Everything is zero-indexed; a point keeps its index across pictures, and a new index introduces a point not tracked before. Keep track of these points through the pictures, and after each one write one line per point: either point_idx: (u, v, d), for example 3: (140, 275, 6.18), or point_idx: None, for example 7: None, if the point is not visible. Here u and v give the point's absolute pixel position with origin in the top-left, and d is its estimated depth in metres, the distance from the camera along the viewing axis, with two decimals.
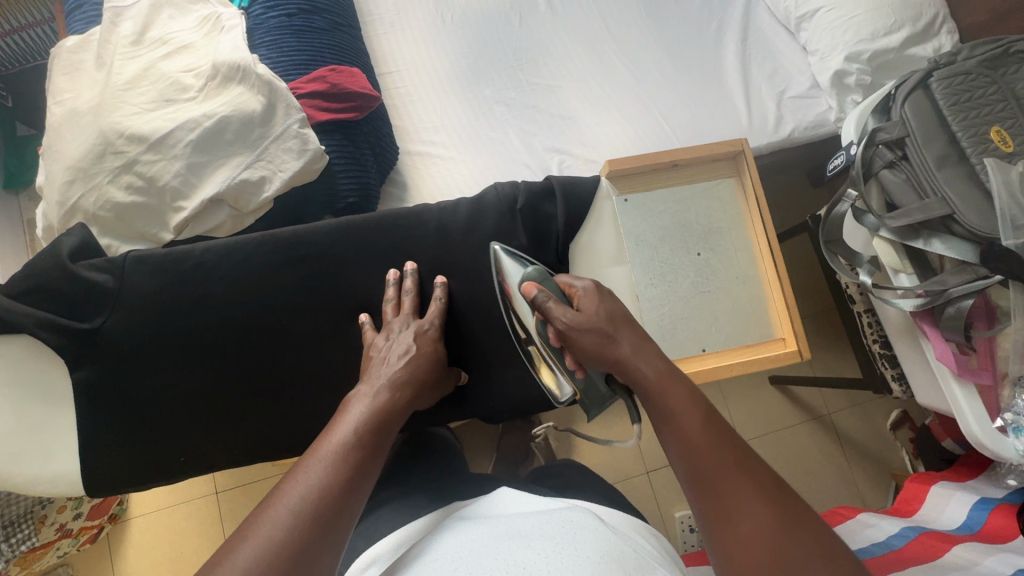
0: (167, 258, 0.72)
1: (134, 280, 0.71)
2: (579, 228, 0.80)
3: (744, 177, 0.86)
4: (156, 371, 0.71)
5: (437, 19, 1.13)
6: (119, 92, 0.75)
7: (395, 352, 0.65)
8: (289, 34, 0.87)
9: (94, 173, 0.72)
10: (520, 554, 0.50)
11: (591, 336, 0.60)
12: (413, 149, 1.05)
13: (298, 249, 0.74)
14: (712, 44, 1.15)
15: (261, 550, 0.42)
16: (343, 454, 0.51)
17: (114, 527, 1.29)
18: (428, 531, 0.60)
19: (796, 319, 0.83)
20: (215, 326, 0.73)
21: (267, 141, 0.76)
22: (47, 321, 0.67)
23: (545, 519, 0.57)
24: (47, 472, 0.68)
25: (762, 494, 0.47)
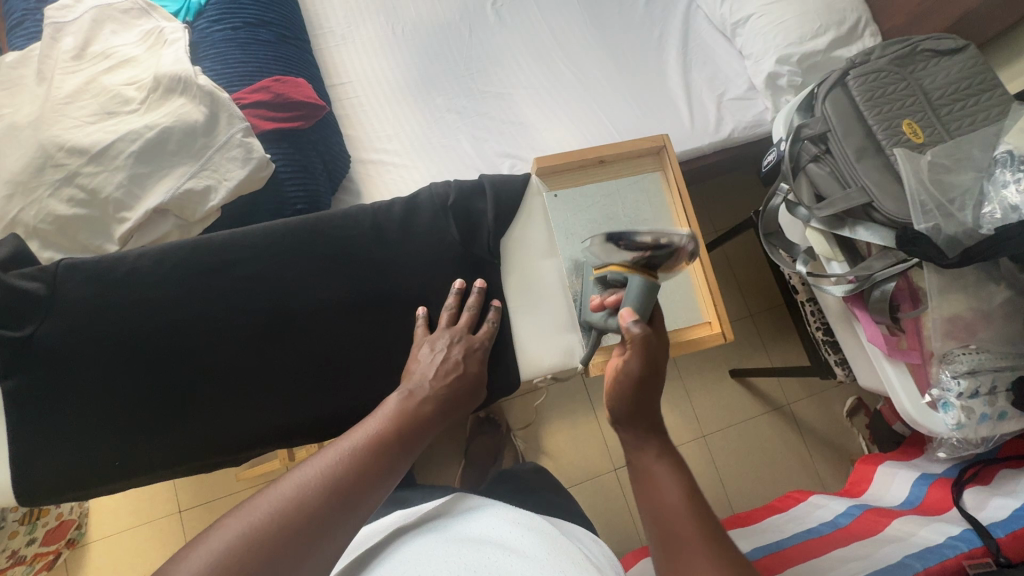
0: (107, 265, 0.72)
1: (70, 287, 0.71)
2: (510, 222, 0.84)
3: (666, 171, 0.89)
4: (99, 377, 0.71)
5: (388, 32, 1.16)
6: (59, 106, 0.76)
7: (441, 363, 0.69)
8: (234, 47, 0.89)
9: (34, 186, 0.73)
10: (473, 555, 0.55)
11: (627, 396, 0.59)
12: (366, 159, 1.07)
13: (243, 254, 0.76)
14: (657, 50, 1.20)
15: (287, 503, 0.45)
16: (379, 442, 0.54)
17: (73, 552, 1.26)
18: (382, 543, 0.61)
19: (719, 303, 0.86)
20: (161, 331, 0.73)
21: (211, 150, 0.77)
22: None
23: (496, 527, 0.61)
24: None
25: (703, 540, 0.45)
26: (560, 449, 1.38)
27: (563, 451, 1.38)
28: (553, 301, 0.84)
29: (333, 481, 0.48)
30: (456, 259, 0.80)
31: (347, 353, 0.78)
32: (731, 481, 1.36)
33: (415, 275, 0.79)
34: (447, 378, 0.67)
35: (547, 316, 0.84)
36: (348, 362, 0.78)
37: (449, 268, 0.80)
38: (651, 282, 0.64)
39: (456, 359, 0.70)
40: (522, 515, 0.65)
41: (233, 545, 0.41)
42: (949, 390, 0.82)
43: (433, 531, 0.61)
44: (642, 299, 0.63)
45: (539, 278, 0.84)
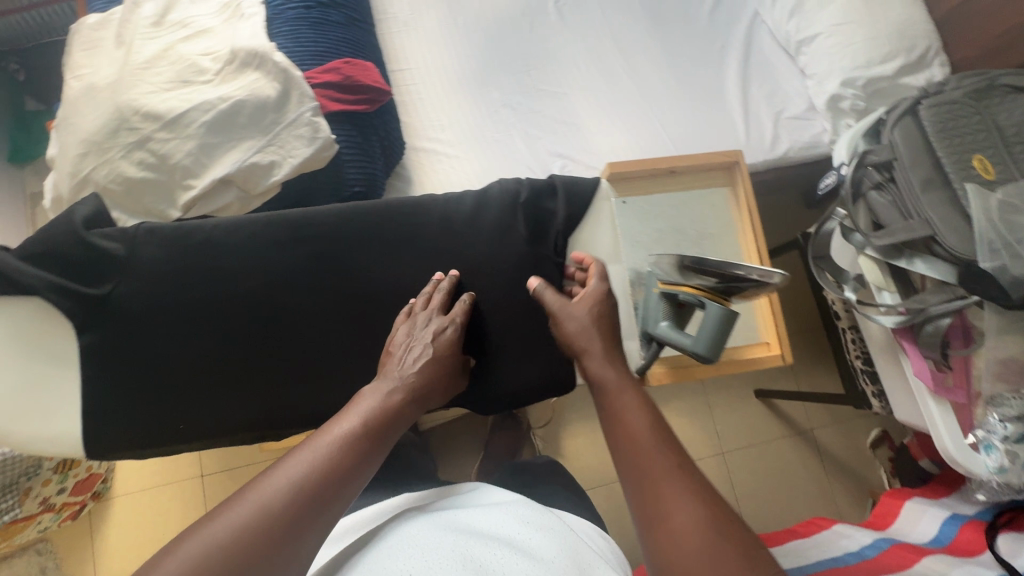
0: (179, 232, 0.74)
1: (145, 249, 0.73)
2: (579, 223, 0.83)
3: (738, 188, 0.90)
4: (163, 340, 0.73)
5: (450, 22, 1.17)
6: (137, 71, 0.78)
7: (412, 355, 0.66)
8: (306, 26, 0.89)
9: (108, 147, 0.75)
10: (480, 550, 0.61)
11: (577, 331, 0.68)
12: (419, 146, 1.08)
13: (301, 231, 0.76)
14: (716, 62, 1.19)
15: (254, 511, 0.45)
16: (347, 441, 0.54)
17: (97, 505, 1.30)
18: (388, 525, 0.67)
19: (781, 323, 0.86)
20: (222, 301, 0.75)
21: (280, 127, 0.79)
22: (56, 284, 0.70)
23: (503, 523, 0.67)
24: (50, 431, 0.69)
25: (688, 487, 0.48)
26: (579, 452, 1.39)
27: (581, 454, 1.39)
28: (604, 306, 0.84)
29: (303, 484, 0.48)
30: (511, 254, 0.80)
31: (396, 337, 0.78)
32: (747, 501, 1.36)
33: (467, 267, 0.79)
34: (422, 368, 0.65)
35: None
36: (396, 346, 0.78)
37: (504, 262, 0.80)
38: (731, 314, 0.64)
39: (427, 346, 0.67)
40: (527, 509, 0.71)
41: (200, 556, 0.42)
42: (994, 432, 0.81)
43: (423, 524, 0.66)
44: (720, 327, 0.65)
45: None
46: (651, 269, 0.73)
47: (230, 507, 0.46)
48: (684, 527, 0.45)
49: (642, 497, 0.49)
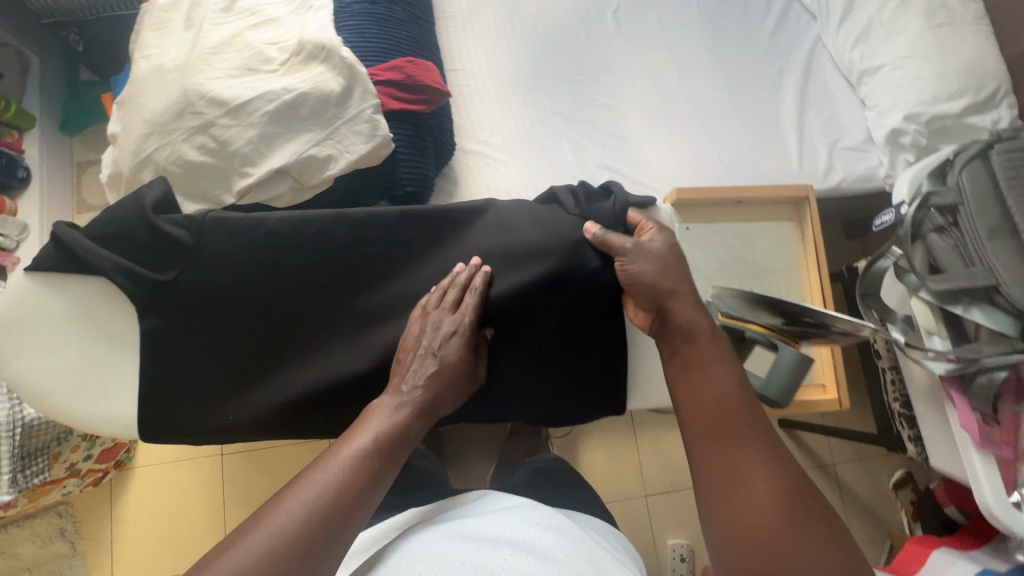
0: (251, 222, 0.67)
1: (215, 238, 0.66)
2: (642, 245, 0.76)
3: (804, 223, 0.89)
4: (225, 334, 0.67)
5: (507, 25, 1.16)
6: (205, 56, 0.78)
7: (420, 366, 0.62)
8: (371, 21, 0.88)
9: (172, 130, 0.76)
10: (489, 555, 0.60)
11: (660, 272, 0.66)
12: (467, 148, 1.07)
13: (377, 234, 0.70)
14: (773, 85, 1.17)
15: (272, 539, 0.47)
16: (359, 460, 0.53)
17: (119, 474, 1.33)
18: (401, 535, 0.67)
19: (838, 368, 0.87)
20: (288, 299, 0.68)
21: (339, 121, 0.79)
22: (123, 267, 0.63)
23: (515, 525, 0.66)
24: (113, 415, 0.65)
25: (764, 453, 0.53)
26: (596, 466, 1.38)
27: (597, 468, 1.38)
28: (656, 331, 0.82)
29: (317, 510, 0.49)
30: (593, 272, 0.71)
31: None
32: None
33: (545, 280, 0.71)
34: (428, 385, 0.61)
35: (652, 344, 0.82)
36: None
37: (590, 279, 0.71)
38: (806, 357, 0.65)
39: (435, 358, 0.63)
40: (540, 511, 0.70)
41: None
42: None
43: (429, 531, 0.66)
44: (791, 370, 0.66)
45: None
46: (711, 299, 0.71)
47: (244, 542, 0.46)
48: (762, 493, 0.50)
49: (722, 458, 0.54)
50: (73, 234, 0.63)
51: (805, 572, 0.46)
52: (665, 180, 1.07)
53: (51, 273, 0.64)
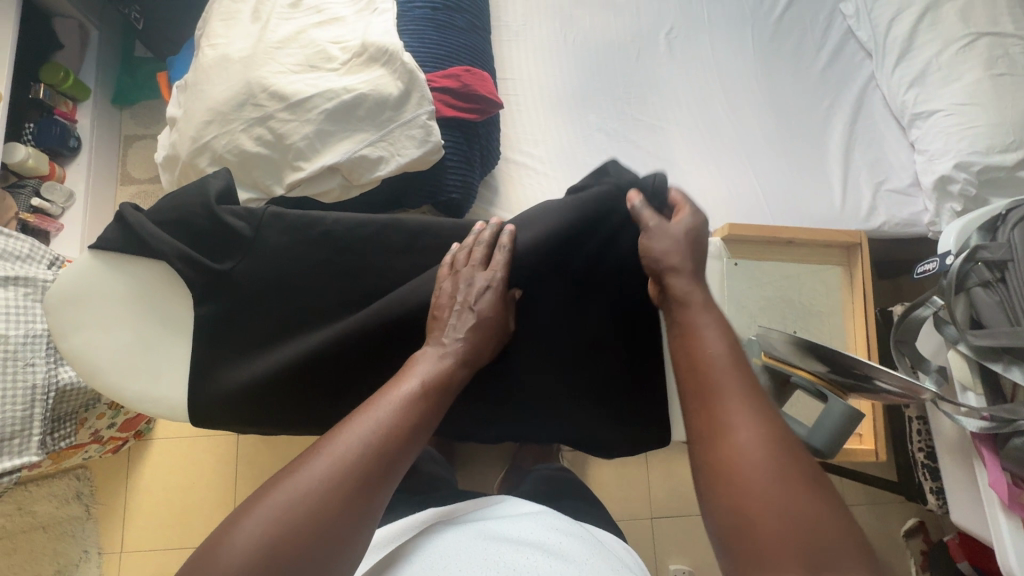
0: (305, 220, 0.68)
1: (270, 235, 0.66)
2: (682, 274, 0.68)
3: (854, 270, 0.90)
4: (281, 329, 0.67)
5: (560, 39, 1.17)
6: (270, 49, 0.80)
7: (456, 317, 0.60)
8: (432, 28, 0.90)
9: (232, 119, 0.78)
10: (511, 554, 0.61)
11: (673, 250, 0.61)
12: (509, 158, 1.08)
13: (439, 244, 0.69)
14: (821, 120, 1.16)
15: (332, 473, 0.46)
16: (410, 403, 0.52)
17: (137, 443, 1.36)
18: (422, 534, 0.67)
19: (877, 420, 0.89)
20: (346, 300, 0.68)
21: (394, 125, 0.80)
22: (185, 254, 0.64)
23: (536, 530, 0.66)
24: (161, 395, 0.65)
25: (758, 410, 0.48)
26: (603, 483, 1.37)
27: (605, 485, 1.38)
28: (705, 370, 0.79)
29: (371, 449, 0.48)
30: (647, 304, 0.72)
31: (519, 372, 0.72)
32: None
33: (599, 304, 0.72)
34: (472, 336, 0.59)
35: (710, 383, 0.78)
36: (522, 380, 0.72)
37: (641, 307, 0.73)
38: (856, 412, 0.62)
39: (475, 312, 0.60)
40: (560, 520, 0.70)
41: (280, 516, 0.43)
42: None
43: (451, 530, 0.67)
44: (842, 423, 0.63)
45: None
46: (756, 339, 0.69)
47: (258, 511, 0.44)
48: (753, 449, 0.46)
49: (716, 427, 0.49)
50: (140, 217, 0.65)
51: (804, 525, 0.42)
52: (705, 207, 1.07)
53: (115, 255, 0.65)
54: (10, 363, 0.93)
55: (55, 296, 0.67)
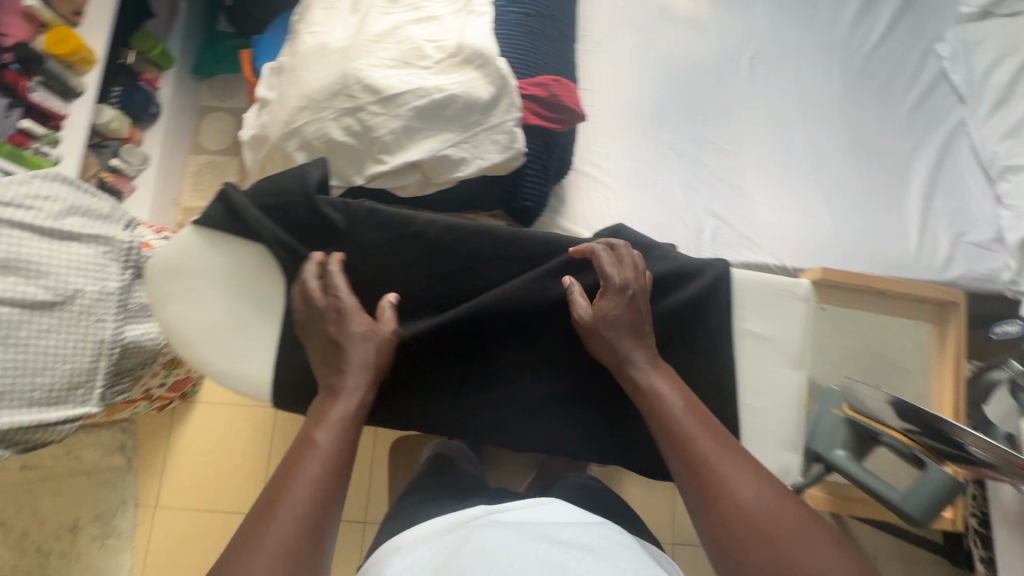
0: (395, 218, 0.71)
1: (362, 229, 0.70)
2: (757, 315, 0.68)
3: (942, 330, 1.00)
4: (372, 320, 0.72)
5: (641, 55, 1.16)
6: (368, 42, 0.81)
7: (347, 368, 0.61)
8: (523, 34, 0.90)
9: (325, 107, 0.79)
10: (563, 557, 0.60)
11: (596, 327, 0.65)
12: (578, 169, 1.07)
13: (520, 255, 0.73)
14: (903, 162, 1.12)
15: (287, 527, 0.49)
16: (330, 449, 0.56)
17: (182, 404, 1.41)
18: (467, 535, 0.65)
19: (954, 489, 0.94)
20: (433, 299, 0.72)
21: (480, 128, 0.80)
22: (285, 242, 0.69)
23: (583, 536, 0.65)
24: (244, 370, 0.68)
25: (746, 468, 0.55)
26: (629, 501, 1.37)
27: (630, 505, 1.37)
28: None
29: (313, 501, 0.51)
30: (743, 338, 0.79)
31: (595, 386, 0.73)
32: None
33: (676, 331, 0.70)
34: (356, 372, 0.61)
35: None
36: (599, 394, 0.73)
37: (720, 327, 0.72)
38: (951, 485, 0.69)
39: (344, 354, 0.62)
40: (607, 529, 0.69)
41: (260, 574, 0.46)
42: None
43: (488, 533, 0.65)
44: (936, 494, 0.70)
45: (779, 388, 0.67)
46: (841, 392, 0.83)
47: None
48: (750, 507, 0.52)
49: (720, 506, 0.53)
50: (244, 202, 0.69)
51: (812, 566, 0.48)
52: (774, 240, 1.05)
53: (215, 231, 0.69)
54: (82, 317, 0.97)
55: (156, 266, 0.70)
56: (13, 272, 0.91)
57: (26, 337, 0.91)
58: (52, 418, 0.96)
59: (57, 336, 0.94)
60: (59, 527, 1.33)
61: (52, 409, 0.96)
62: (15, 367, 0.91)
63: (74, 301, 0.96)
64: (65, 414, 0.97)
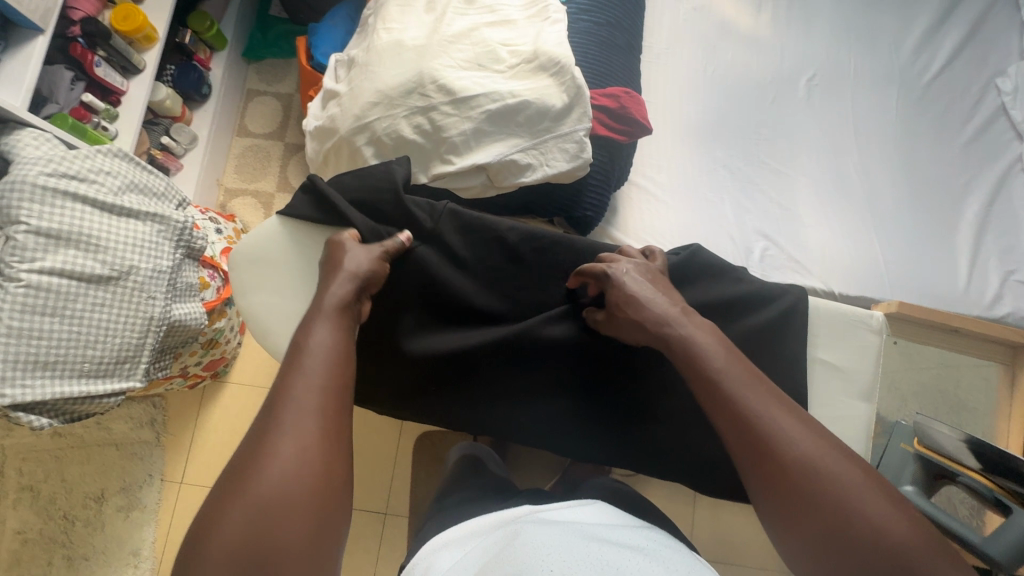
0: (475, 221, 0.77)
1: (443, 231, 0.77)
2: (828, 343, 0.71)
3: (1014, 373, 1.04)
4: (441, 321, 0.78)
5: (699, 70, 1.16)
6: (444, 42, 0.81)
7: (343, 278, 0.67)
8: (594, 43, 0.91)
9: (398, 104, 0.79)
10: (610, 552, 0.55)
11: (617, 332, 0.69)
12: (632, 180, 1.07)
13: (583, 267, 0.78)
14: (956, 196, 1.11)
15: (299, 424, 0.54)
16: (328, 358, 0.60)
17: (213, 383, 1.43)
18: (511, 531, 0.61)
19: None
20: (495, 306, 0.78)
21: (550, 135, 0.80)
22: (371, 227, 0.74)
23: (631, 536, 0.61)
24: None
25: (763, 396, 0.55)
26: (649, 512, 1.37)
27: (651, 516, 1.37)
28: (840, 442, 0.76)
29: (315, 408, 0.56)
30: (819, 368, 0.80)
31: (641, 398, 0.77)
32: None
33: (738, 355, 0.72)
34: (342, 279, 0.67)
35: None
36: (646, 407, 0.77)
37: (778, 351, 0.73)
38: None
39: (336, 263, 0.69)
40: (657, 535, 0.64)
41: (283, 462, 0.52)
42: None
43: (537, 526, 0.60)
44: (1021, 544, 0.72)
45: (846, 416, 0.70)
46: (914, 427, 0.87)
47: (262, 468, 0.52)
48: (766, 434, 0.53)
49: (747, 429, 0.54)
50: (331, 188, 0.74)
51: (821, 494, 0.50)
52: (822, 265, 1.05)
53: (302, 222, 0.76)
54: (134, 294, 0.97)
55: (243, 255, 0.76)
56: (71, 245, 0.91)
57: (81, 310, 0.92)
58: (99, 391, 0.94)
59: (109, 311, 0.94)
60: (85, 495, 1.35)
61: (98, 382, 0.95)
62: (68, 339, 0.91)
63: (128, 277, 0.96)
64: (110, 387, 0.96)
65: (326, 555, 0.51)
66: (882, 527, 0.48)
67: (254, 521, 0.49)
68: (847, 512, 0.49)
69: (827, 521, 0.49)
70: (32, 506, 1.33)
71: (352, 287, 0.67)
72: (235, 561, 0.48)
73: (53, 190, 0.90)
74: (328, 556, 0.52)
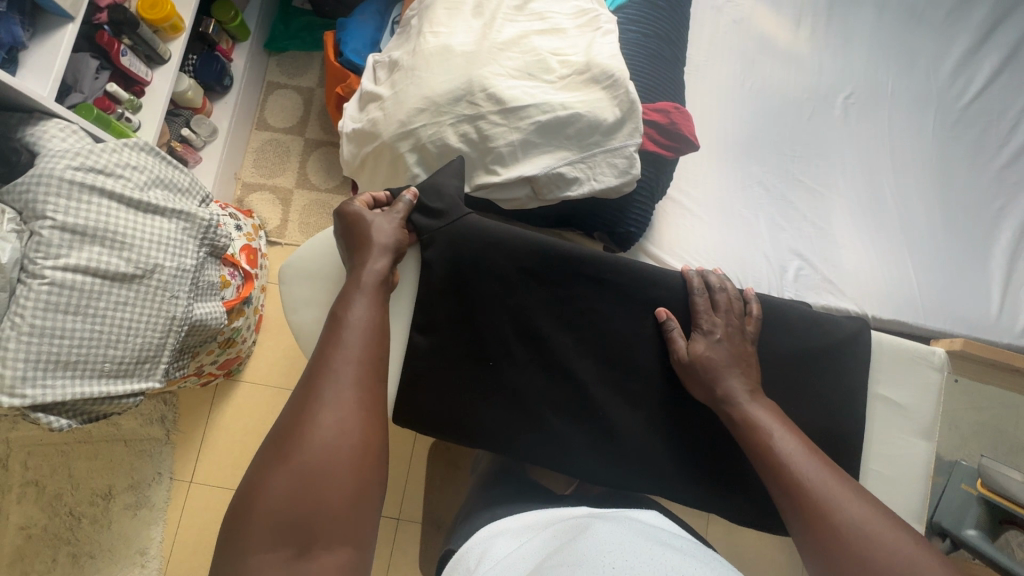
0: (534, 244, 0.75)
1: (492, 256, 0.74)
2: (882, 376, 0.76)
3: None
4: (479, 341, 0.75)
5: (737, 84, 1.14)
6: (494, 49, 0.79)
7: (376, 249, 0.68)
8: (642, 55, 0.89)
9: (444, 112, 0.77)
10: (664, 553, 0.48)
11: (697, 381, 0.71)
12: (669, 195, 1.06)
13: (638, 295, 0.76)
14: (991, 222, 1.11)
15: (345, 401, 0.57)
16: (369, 339, 0.62)
17: (226, 381, 1.41)
18: (564, 530, 0.56)
19: None
20: (547, 332, 0.75)
21: (599, 150, 0.79)
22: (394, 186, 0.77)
23: (691, 546, 0.54)
24: None
25: (797, 445, 0.63)
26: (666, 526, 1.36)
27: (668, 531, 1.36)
28: (887, 472, 0.75)
29: (360, 386, 0.58)
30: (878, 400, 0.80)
31: (688, 424, 0.76)
32: None
33: (785, 382, 0.74)
34: (377, 250, 0.68)
35: (894, 485, 0.74)
36: (697, 434, 0.76)
37: (822, 376, 0.74)
38: None
39: (366, 242, 0.69)
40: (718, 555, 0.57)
41: (331, 435, 0.54)
42: None
43: (600, 523, 0.54)
44: None
45: (901, 450, 0.75)
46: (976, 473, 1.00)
47: (309, 439, 0.53)
48: (800, 474, 0.60)
49: (783, 475, 0.61)
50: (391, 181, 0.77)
51: (844, 519, 0.56)
52: (857, 286, 1.04)
53: None
54: (158, 293, 0.94)
55: (292, 267, 0.76)
56: (96, 242, 0.88)
57: (104, 308, 0.89)
58: (120, 390, 0.92)
59: (133, 310, 0.91)
60: (92, 491, 1.32)
61: (119, 383, 0.92)
62: (90, 338, 0.88)
63: (153, 275, 0.93)
64: (131, 387, 0.93)
65: (364, 521, 0.53)
66: (883, 557, 0.53)
67: (302, 490, 0.51)
68: (857, 529, 0.55)
69: (839, 549, 0.54)
70: (36, 501, 1.30)
71: (388, 258, 0.69)
72: (284, 520, 0.50)
73: (80, 184, 0.87)
74: (367, 523, 0.53)
